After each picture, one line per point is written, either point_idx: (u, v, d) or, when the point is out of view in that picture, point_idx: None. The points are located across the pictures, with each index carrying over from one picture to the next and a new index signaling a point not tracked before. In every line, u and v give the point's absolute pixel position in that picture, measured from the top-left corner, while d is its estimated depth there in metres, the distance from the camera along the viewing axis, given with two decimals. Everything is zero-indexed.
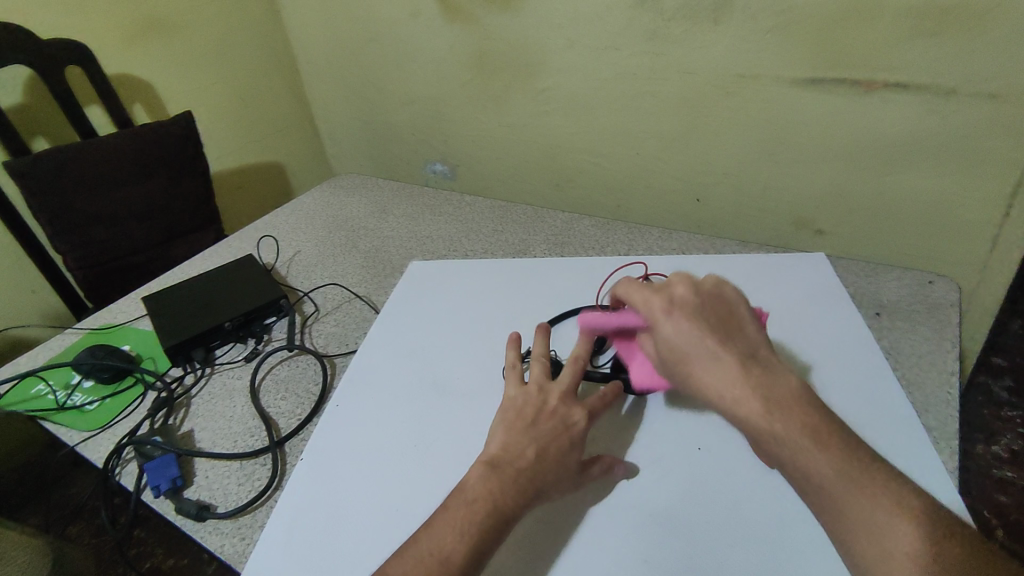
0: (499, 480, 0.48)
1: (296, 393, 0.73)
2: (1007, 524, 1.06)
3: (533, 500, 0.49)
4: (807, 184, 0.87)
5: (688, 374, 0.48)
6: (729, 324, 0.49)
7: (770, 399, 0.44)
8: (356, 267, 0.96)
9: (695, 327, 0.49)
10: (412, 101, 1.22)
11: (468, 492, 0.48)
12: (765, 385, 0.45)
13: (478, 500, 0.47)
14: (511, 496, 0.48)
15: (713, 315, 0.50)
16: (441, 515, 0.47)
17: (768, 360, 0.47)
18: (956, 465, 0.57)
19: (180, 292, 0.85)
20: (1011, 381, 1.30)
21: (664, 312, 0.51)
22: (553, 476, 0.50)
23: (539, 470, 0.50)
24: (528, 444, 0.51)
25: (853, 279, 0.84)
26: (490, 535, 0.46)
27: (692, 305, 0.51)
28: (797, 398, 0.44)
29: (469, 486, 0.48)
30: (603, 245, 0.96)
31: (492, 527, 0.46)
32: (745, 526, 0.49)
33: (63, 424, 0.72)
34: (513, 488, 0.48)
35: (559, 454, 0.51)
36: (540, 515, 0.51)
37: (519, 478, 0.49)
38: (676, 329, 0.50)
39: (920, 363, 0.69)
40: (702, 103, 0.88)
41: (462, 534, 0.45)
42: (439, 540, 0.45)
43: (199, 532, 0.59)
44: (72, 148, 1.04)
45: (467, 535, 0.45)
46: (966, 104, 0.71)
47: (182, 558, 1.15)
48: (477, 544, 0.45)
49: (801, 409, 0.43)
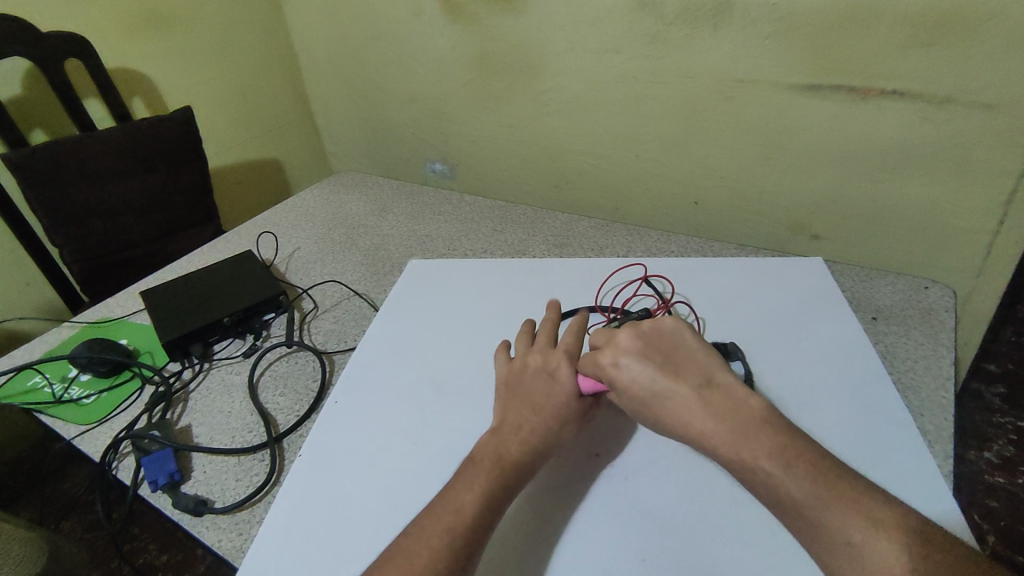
0: (507, 439, 0.52)
1: (294, 389, 0.73)
2: (999, 529, 1.07)
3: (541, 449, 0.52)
4: (805, 189, 0.87)
5: (654, 415, 0.50)
6: (677, 356, 0.51)
7: (734, 423, 0.46)
8: (356, 264, 0.96)
9: (645, 370, 0.51)
10: (412, 100, 1.22)
11: (475, 454, 0.52)
12: (726, 413, 0.47)
13: (486, 462, 0.51)
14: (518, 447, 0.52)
15: (659, 354, 0.52)
16: (459, 475, 0.50)
17: (725, 382, 0.49)
18: (950, 468, 0.57)
19: (183, 285, 0.85)
20: (1004, 388, 1.31)
21: (616, 362, 0.53)
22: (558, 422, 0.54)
23: (541, 420, 0.54)
24: (523, 408, 0.55)
25: (851, 285, 0.85)
26: (503, 486, 0.49)
27: (636, 350, 0.53)
28: (760, 419, 0.46)
29: (476, 451, 0.52)
30: (602, 247, 0.96)
31: (505, 477, 0.50)
32: (740, 527, 0.50)
33: (59, 418, 0.72)
34: (516, 443, 0.52)
35: (556, 401, 0.55)
36: (542, 502, 0.53)
37: (520, 433, 0.53)
38: (630, 376, 0.52)
39: (916, 368, 0.70)
40: (701, 108, 0.88)
41: (479, 487, 0.49)
42: (459, 499, 0.48)
43: (196, 526, 0.59)
44: (69, 141, 1.03)
45: (480, 488, 0.49)
46: (963, 112, 0.71)
47: (174, 555, 1.14)
48: (488, 496, 0.48)
49: (766, 432, 0.45)
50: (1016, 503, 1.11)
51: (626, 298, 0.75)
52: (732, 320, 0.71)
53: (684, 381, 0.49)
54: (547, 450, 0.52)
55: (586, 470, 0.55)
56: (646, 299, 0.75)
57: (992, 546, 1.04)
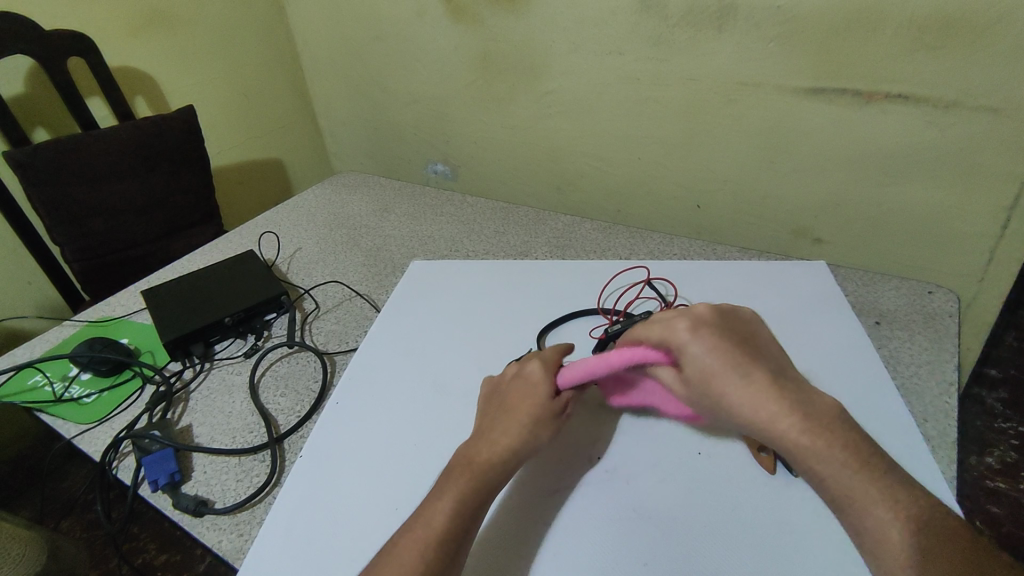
0: (483, 448, 0.51)
1: (295, 390, 0.73)
2: (1001, 535, 1.07)
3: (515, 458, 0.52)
4: (808, 193, 0.87)
5: (721, 389, 0.47)
6: (754, 343, 0.50)
7: (807, 413, 0.45)
8: (358, 265, 0.96)
9: (724, 344, 0.49)
10: (415, 100, 1.22)
11: (450, 463, 0.52)
12: (796, 403, 0.45)
13: (465, 474, 0.50)
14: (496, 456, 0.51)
15: (737, 334, 0.50)
16: (438, 488, 0.50)
17: (796, 378, 0.48)
18: (954, 474, 0.57)
19: (180, 285, 0.85)
20: (1005, 393, 1.31)
21: (694, 331, 0.50)
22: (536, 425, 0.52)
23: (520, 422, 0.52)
24: (496, 414, 0.54)
25: (854, 289, 0.85)
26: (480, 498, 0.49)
27: (716, 325, 0.50)
28: (832, 415, 0.45)
29: (451, 461, 0.53)
30: (604, 249, 0.96)
31: (482, 489, 0.49)
32: (744, 531, 0.49)
33: (60, 417, 0.72)
34: (485, 448, 0.51)
35: (528, 402, 0.53)
36: (532, 511, 0.52)
37: (489, 437, 0.52)
38: (707, 347, 0.49)
39: (919, 373, 0.69)
40: (704, 111, 0.88)
41: (458, 501, 0.48)
42: (438, 513, 0.47)
43: (196, 527, 0.59)
44: (72, 140, 1.03)
45: (454, 495, 0.49)
46: (967, 117, 0.71)
47: (173, 555, 1.14)
48: (460, 501, 0.48)
49: (838, 429, 0.44)
50: (1018, 508, 1.10)
51: (629, 301, 0.75)
52: None
53: (760, 366, 0.48)
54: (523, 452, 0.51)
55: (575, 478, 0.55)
56: (649, 302, 0.75)
57: None
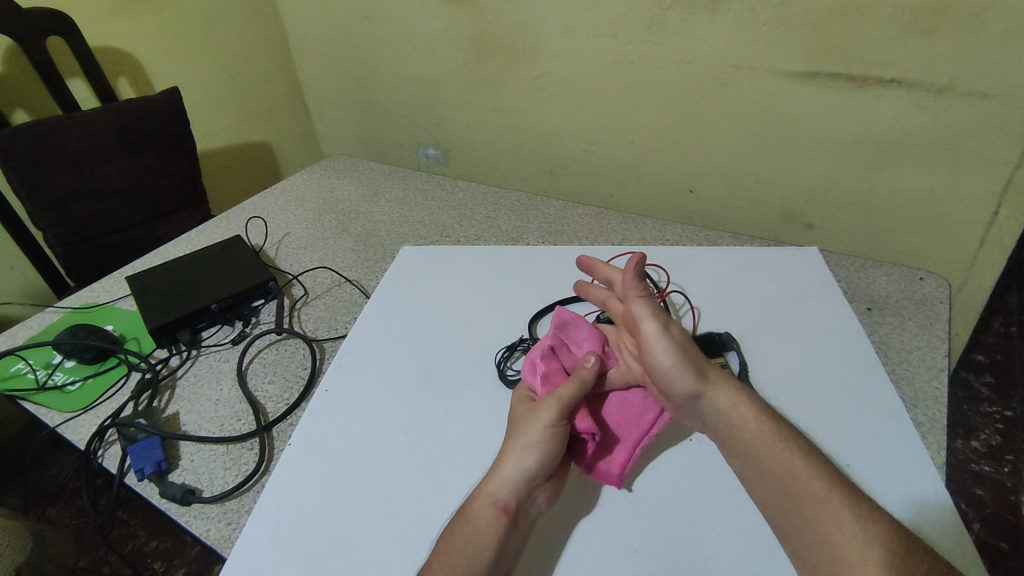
0: (492, 484, 0.50)
1: (283, 377, 0.72)
2: (983, 516, 1.09)
3: (534, 485, 0.50)
4: (800, 179, 0.87)
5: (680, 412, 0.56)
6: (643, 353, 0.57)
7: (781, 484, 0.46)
8: (347, 250, 0.95)
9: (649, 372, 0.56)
10: (406, 83, 1.20)
11: (481, 495, 0.49)
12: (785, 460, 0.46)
13: (479, 517, 0.48)
14: (513, 492, 0.49)
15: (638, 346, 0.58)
16: (454, 530, 0.48)
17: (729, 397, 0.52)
18: (942, 459, 0.57)
19: (165, 273, 0.83)
20: (991, 377, 1.32)
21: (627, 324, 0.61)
22: (540, 453, 0.50)
23: (523, 457, 0.50)
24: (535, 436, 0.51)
25: (845, 274, 0.85)
26: (504, 534, 0.47)
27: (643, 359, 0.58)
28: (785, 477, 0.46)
29: (479, 489, 0.50)
30: (597, 234, 0.95)
31: (503, 529, 0.47)
32: (736, 519, 0.50)
33: (42, 404, 0.71)
34: (508, 482, 0.49)
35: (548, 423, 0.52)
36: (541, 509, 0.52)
37: (518, 462, 0.50)
38: (661, 328, 0.56)
39: (909, 359, 0.69)
40: (697, 94, 0.87)
41: (481, 545, 0.46)
42: (461, 558, 0.46)
43: (183, 516, 0.58)
44: (53, 122, 1.00)
45: (492, 539, 0.47)
46: (960, 102, 0.71)
47: (164, 541, 1.14)
48: (490, 543, 0.46)
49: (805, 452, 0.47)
50: (1001, 490, 1.12)
51: None
52: (727, 310, 0.70)
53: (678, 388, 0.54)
54: (535, 486, 0.50)
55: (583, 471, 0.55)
56: None
57: (976, 533, 1.06)
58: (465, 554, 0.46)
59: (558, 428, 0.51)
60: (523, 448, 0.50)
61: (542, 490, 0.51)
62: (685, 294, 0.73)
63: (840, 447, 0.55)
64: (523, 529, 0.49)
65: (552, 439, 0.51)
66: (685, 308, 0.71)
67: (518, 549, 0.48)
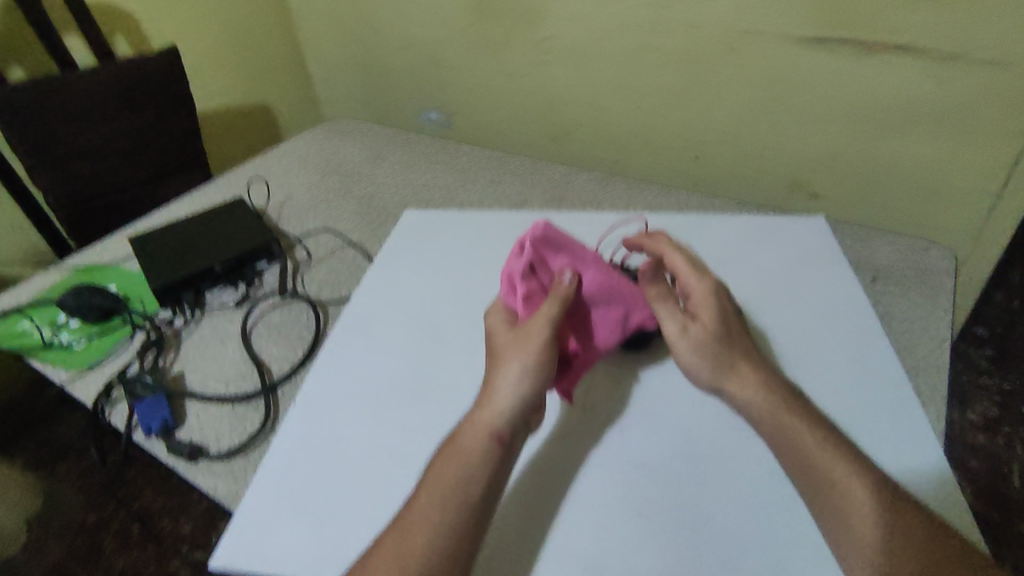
0: (488, 412, 0.51)
1: (288, 339, 0.73)
2: (977, 488, 1.12)
3: (527, 413, 0.51)
4: (807, 148, 0.86)
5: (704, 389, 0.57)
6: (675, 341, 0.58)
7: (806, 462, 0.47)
8: (349, 213, 0.94)
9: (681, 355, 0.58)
10: (408, 44, 1.17)
11: (479, 422, 0.50)
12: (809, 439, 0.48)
13: (474, 443, 0.49)
14: (509, 422, 0.50)
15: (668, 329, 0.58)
16: (448, 459, 0.49)
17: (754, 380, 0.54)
18: (941, 427, 0.58)
19: (166, 234, 0.83)
20: (991, 350, 1.32)
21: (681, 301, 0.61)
22: (534, 379, 0.51)
23: (517, 385, 0.51)
24: (529, 365, 0.51)
25: (851, 241, 0.84)
26: (496, 466, 0.49)
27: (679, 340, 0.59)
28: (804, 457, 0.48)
29: (478, 415, 0.51)
30: (601, 200, 0.95)
31: (499, 460, 0.49)
32: (732, 481, 0.52)
33: (49, 362, 0.71)
34: (506, 412, 0.50)
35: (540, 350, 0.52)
36: (542, 473, 0.53)
37: (518, 391, 0.51)
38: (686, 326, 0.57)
39: (912, 328, 0.70)
40: (705, 60, 0.85)
41: (472, 475, 0.48)
42: (453, 490, 0.47)
43: (191, 472, 0.59)
44: (50, 80, 0.99)
45: (486, 470, 0.48)
46: (975, 71, 0.69)
47: (171, 498, 1.16)
48: (484, 474, 0.48)
49: None
50: (995, 462, 1.15)
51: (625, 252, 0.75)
52: (730, 278, 0.70)
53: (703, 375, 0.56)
54: (528, 415, 0.51)
55: (582, 434, 0.56)
56: None
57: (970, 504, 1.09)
58: (455, 478, 0.48)
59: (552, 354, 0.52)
60: (519, 376, 0.51)
61: (534, 416, 0.52)
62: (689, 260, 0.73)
63: (838, 415, 0.56)
64: (516, 456, 0.51)
65: (541, 365, 0.52)
66: None
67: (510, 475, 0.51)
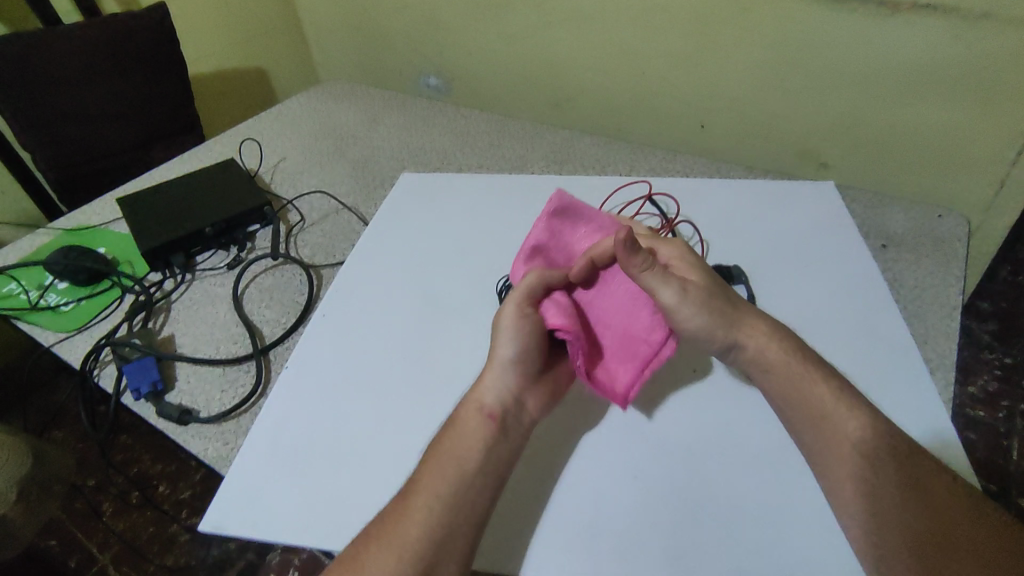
0: (482, 388, 0.51)
1: (281, 302, 0.71)
2: (975, 460, 1.11)
3: (520, 389, 0.52)
4: (818, 114, 0.83)
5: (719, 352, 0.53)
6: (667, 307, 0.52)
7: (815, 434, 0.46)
8: (345, 176, 0.92)
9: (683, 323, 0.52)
10: (405, 4, 1.13)
11: (472, 401, 0.51)
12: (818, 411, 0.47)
13: (467, 421, 0.50)
14: (497, 397, 0.51)
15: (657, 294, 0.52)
16: (445, 434, 0.50)
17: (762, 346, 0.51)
18: (949, 396, 0.57)
19: (155, 195, 0.80)
20: (994, 325, 1.31)
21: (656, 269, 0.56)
22: (523, 341, 0.52)
23: (506, 346, 0.52)
24: (512, 335, 0.52)
25: (861, 210, 0.82)
26: (493, 438, 0.49)
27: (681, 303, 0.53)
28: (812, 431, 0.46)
29: (471, 396, 0.52)
30: (604, 166, 0.92)
31: (492, 434, 0.49)
32: (734, 448, 0.51)
33: (37, 325, 0.70)
34: (495, 390, 0.51)
35: (522, 321, 0.52)
36: (541, 439, 0.52)
37: (505, 369, 0.51)
38: (681, 291, 0.51)
39: (923, 296, 0.68)
40: (716, 20, 0.81)
41: (467, 447, 0.48)
42: (450, 462, 0.47)
43: (181, 435, 0.58)
44: (36, 35, 0.95)
45: (481, 444, 0.48)
46: (999, 31, 0.66)
47: (168, 464, 1.16)
48: (479, 449, 0.48)
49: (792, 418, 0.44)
50: (994, 435, 1.14)
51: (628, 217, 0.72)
52: (736, 244, 0.68)
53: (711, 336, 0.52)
54: (521, 392, 0.52)
55: (581, 401, 0.55)
56: (649, 219, 0.72)
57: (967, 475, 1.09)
58: (451, 455, 0.48)
59: (535, 325, 0.52)
60: (504, 344, 0.52)
61: (532, 394, 0.52)
62: (693, 226, 0.71)
63: None
64: (516, 433, 0.50)
65: (524, 333, 0.52)
66: (694, 241, 0.69)
67: (515, 453, 0.50)
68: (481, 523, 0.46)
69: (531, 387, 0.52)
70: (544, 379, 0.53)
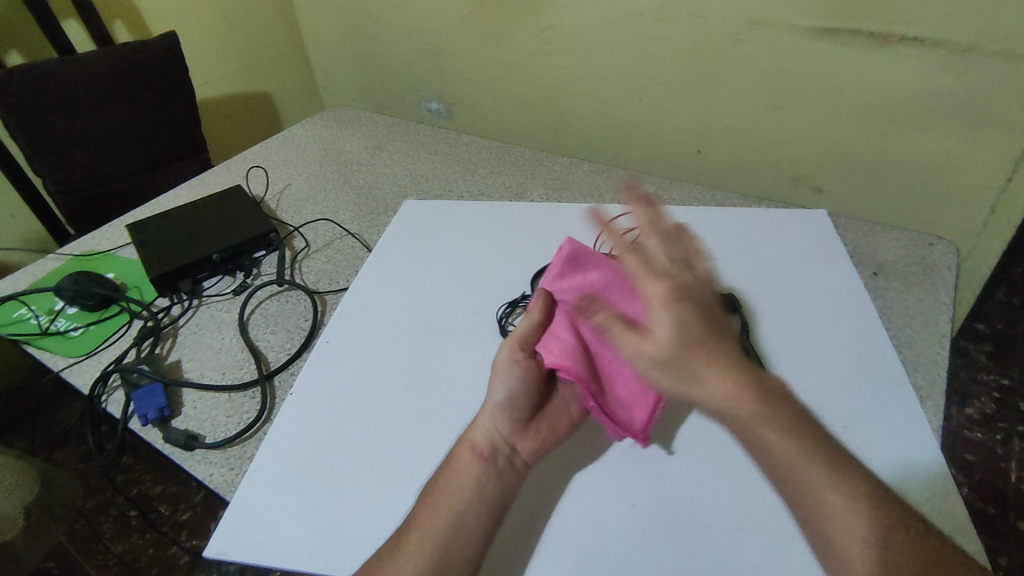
0: (475, 429, 0.53)
1: (285, 328, 0.72)
2: (973, 482, 1.12)
3: (511, 430, 0.52)
4: (811, 142, 0.85)
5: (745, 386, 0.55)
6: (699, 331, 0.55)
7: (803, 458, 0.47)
8: (347, 203, 0.94)
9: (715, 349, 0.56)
10: (408, 33, 1.16)
11: (466, 441, 0.52)
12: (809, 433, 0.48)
13: (457, 457, 0.51)
14: (487, 436, 0.52)
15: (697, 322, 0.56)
16: (438, 474, 0.51)
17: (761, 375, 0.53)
18: (939, 423, 0.58)
19: (163, 222, 0.83)
20: (990, 346, 1.32)
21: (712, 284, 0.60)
22: (511, 384, 0.53)
23: (496, 391, 0.53)
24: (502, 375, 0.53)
25: (853, 237, 0.84)
26: (482, 474, 0.50)
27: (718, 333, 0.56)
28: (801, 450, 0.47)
29: (464, 436, 0.53)
30: (602, 193, 0.94)
31: (481, 469, 0.50)
32: (728, 476, 0.52)
33: (46, 349, 0.71)
34: (485, 431, 0.52)
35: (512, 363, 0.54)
36: (541, 466, 0.54)
37: (496, 411, 0.52)
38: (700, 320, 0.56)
39: (913, 324, 0.69)
40: (710, 50, 0.84)
41: (458, 485, 0.49)
42: (443, 498, 0.49)
43: (187, 460, 0.59)
44: (50, 64, 0.98)
45: (472, 480, 0.49)
46: (985, 63, 0.68)
47: (169, 486, 1.17)
48: (470, 485, 0.49)
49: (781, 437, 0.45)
50: (992, 457, 1.15)
51: None
52: (730, 272, 0.70)
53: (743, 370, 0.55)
54: (512, 434, 0.52)
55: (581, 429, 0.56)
56: None
57: (965, 497, 1.10)
58: (445, 490, 0.49)
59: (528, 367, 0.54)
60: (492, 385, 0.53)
61: (525, 436, 0.52)
62: None
63: (839, 410, 0.55)
64: (507, 470, 0.50)
65: (511, 374, 0.53)
66: None
67: (509, 489, 0.50)
68: (476, 561, 0.46)
69: (524, 430, 0.52)
70: (538, 421, 0.53)
